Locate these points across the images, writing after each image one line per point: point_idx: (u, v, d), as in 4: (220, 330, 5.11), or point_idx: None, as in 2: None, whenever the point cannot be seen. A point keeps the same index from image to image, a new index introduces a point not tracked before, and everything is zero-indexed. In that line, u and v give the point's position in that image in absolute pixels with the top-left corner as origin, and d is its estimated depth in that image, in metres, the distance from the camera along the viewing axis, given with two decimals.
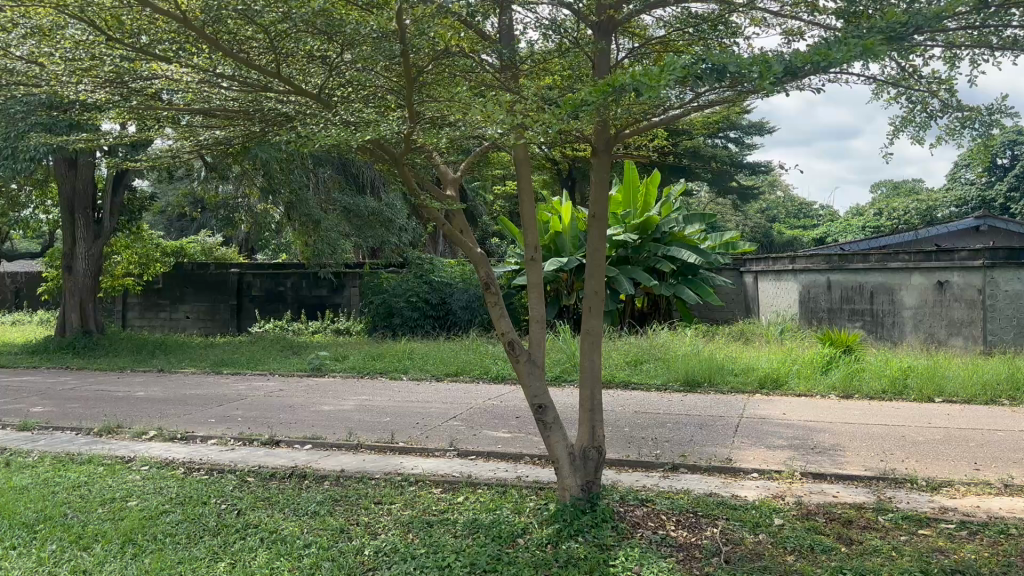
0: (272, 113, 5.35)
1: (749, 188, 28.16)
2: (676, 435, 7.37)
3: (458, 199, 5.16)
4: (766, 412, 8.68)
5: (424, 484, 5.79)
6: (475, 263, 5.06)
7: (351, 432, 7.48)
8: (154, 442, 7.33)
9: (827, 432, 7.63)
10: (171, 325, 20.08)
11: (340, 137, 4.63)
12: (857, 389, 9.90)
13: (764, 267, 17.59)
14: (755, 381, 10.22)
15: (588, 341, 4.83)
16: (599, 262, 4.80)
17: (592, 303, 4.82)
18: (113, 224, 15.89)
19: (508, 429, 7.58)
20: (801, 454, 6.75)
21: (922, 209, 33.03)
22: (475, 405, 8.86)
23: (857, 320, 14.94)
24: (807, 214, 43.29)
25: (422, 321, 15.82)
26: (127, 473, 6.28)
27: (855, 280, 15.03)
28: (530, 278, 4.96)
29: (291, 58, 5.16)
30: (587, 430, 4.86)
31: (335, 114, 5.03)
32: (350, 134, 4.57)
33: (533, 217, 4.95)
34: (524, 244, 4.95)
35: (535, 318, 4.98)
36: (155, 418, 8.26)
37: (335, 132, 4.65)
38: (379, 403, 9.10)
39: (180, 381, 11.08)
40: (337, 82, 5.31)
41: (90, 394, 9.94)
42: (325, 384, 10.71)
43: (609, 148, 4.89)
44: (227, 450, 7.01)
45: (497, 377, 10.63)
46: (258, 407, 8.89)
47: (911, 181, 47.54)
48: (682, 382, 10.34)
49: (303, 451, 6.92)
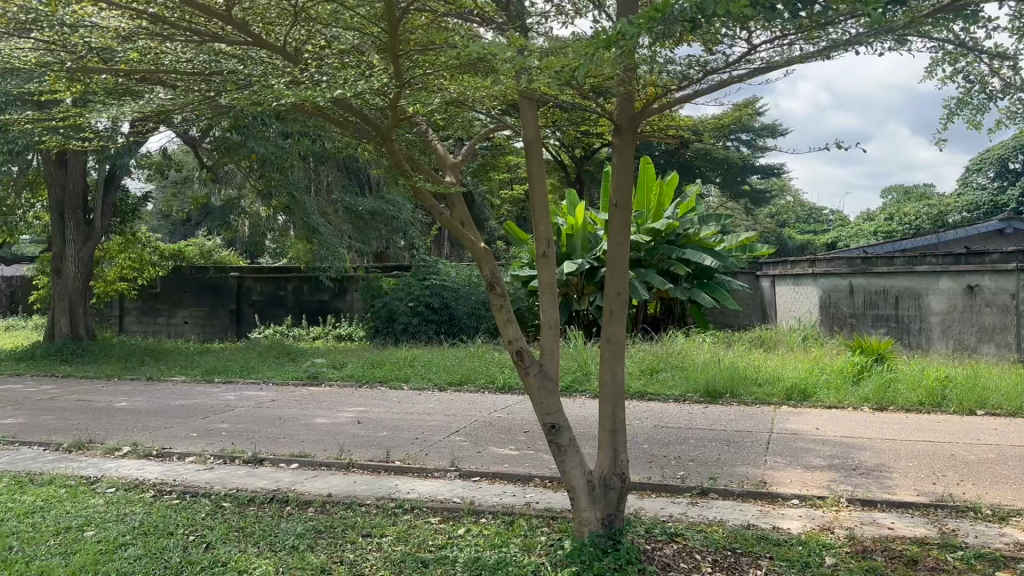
0: (232, 78, 4.67)
1: (761, 191, 27.42)
2: (702, 453, 6.66)
3: (458, 184, 4.50)
4: (797, 426, 7.98)
5: (421, 512, 5.09)
6: (478, 260, 4.39)
7: (344, 448, 6.80)
8: (127, 460, 6.66)
9: (869, 449, 6.91)
10: (169, 331, 19.45)
11: (307, 94, 3.95)
12: (891, 401, 9.18)
13: (782, 271, 16.90)
14: (781, 391, 9.50)
15: (609, 350, 4.14)
16: (621, 257, 4.10)
17: (614, 306, 4.11)
18: (106, 226, 15.13)
19: (516, 446, 6.88)
20: (843, 476, 6.04)
21: (934, 213, 32.31)
22: (480, 417, 8.16)
23: (881, 326, 14.16)
24: (817, 218, 42.37)
25: (424, 326, 15.12)
26: (89, 496, 5.60)
27: (879, 283, 14.25)
28: (541, 278, 4.28)
29: (254, 8, 4.76)
30: (608, 454, 4.17)
31: (306, 72, 4.42)
32: (314, 92, 3.93)
33: (545, 205, 4.26)
34: (535, 238, 4.26)
35: (548, 323, 4.30)
36: (132, 432, 7.60)
37: (296, 90, 4.00)
38: (377, 415, 8.42)
39: (167, 391, 10.42)
40: (307, 33, 4.83)
41: (69, 404, 9.27)
42: (321, 393, 10.03)
43: (633, 126, 4.20)
44: (205, 470, 6.33)
45: (505, 386, 9.93)
46: (246, 420, 8.21)
47: (922, 185, 46.77)
48: (702, 393, 9.64)
49: (289, 471, 6.24)
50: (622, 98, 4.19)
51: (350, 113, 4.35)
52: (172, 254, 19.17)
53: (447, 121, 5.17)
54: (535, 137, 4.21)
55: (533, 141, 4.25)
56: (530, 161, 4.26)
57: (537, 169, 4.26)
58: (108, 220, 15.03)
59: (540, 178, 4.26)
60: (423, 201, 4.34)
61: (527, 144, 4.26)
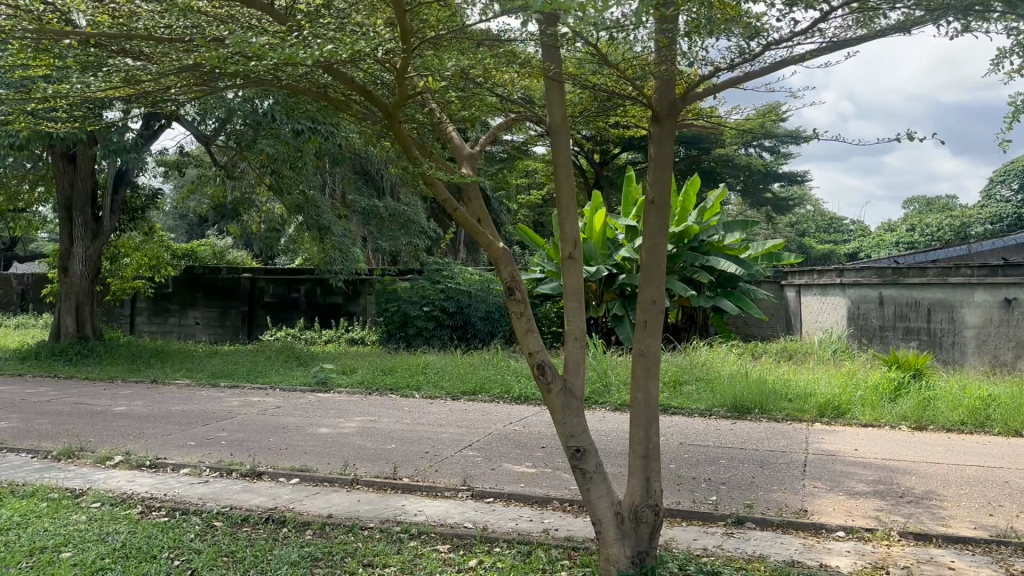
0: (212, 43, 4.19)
1: (784, 199, 26.79)
2: (733, 476, 6.17)
3: (475, 176, 4.08)
4: (833, 446, 7.46)
5: (428, 539, 4.62)
6: (495, 260, 3.94)
7: (349, 462, 6.36)
8: (118, 470, 6.24)
9: (914, 474, 6.38)
10: (181, 332, 19.11)
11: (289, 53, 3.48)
12: (931, 420, 8.63)
13: (808, 280, 16.34)
14: (814, 407, 8.98)
15: (641, 366, 3.67)
16: (658, 260, 3.64)
17: (648, 316, 3.64)
18: (114, 223, 14.85)
19: (533, 463, 6.41)
20: (891, 505, 5.52)
21: (956, 225, 31.48)
22: (496, 430, 7.69)
23: (912, 339, 13.55)
24: (837, 228, 41.53)
25: (438, 331, 14.67)
26: (71, 512, 5.16)
27: (910, 295, 13.65)
28: (567, 283, 3.82)
29: None
30: (639, 484, 3.70)
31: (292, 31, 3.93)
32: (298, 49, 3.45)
33: (573, 201, 3.79)
34: (560, 238, 3.81)
35: (574, 333, 3.84)
36: (127, 440, 7.19)
37: (277, 48, 3.52)
38: (385, 425, 7.96)
39: (169, 395, 10.02)
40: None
41: (66, 408, 8.88)
42: (329, 401, 9.59)
43: (674, 114, 3.70)
44: (199, 484, 5.90)
45: (521, 396, 9.46)
46: (248, 428, 7.78)
47: (945, 197, 45.87)
48: (729, 407, 9.13)
49: (288, 487, 5.79)
50: (662, 82, 3.72)
51: (353, 89, 3.94)
52: (183, 254, 18.82)
53: (465, 106, 4.72)
54: (561, 123, 3.76)
55: (560, 128, 3.80)
56: (555, 151, 3.81)
57: (563, 159, 3.79)
58: (116, 216, 14.78)
59: (568, 169, 3.80)
60: (434, 193, 3.93)
61: (552, 131, 3.80)
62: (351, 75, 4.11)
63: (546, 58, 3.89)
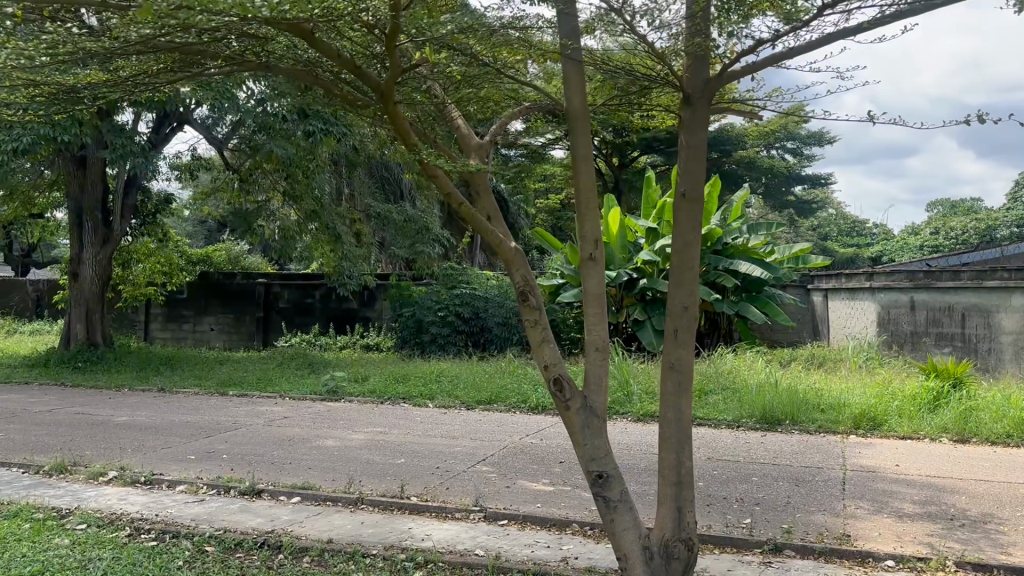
0: None
1: (807, 202, 26.22)
2: (767, 496, 5.74)
3: (484, 167, 3.69)
4: (873, 461, 6.98)
5: (436, 568, 4.22)
6: (507, 262, 3.54)
7: (354, 479, 5.96)
8: (110, 487, 5.89)
9: (963, 494, 5.90)
10: (195, 338, 18.86)
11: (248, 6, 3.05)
12: (975, 432, 8.10)
13: (836, 285, 15.85)
14: (848, 419, 8.48)
15: (672, 380, 3.25)
16: (689, 262, 3.22)
17: (679, 324, 3.22)
18: (125, 228, 14.60)
19: (550, 480, 5.98)
20: (945, 530, 5.06)
21: (982, 227, 30.78)
22: (512, 443, 7.27)
23: (945, 345, 12.94)
24: (860, 232, 40.70)
25: (453, 337, 14.27)
26: (54, 535, 4.80)
27: (943, 300, 13.06)
28: (586, 288, 3.40)
29: None
30: (670, 515, 3.27)
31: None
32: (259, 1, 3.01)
33: (592, 195, 3.38)
34: (579, 238, 3.40)
35: (595, 344, 3.41)
36: (124, 453, 6.85)
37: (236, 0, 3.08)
38: (395, 438, 7.58)
39: (175, 404, 9.69)
40: None
41: (66, 418, 8.56)
42: (339, 411, 9.23)
43: (708, 95, 3.27)
44: (194, 503, 5.52)
45: (538, 406, 9.04)
46: (251, 441, 7.41)
47: (969, 199, 44.98)
48: (759, 418, 8.65)
49: (289, 507, 5.41)
50: (694, 60, 3.29)
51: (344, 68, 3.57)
52: (197, 259, 18.57)
53: (475, 91, 4.33)
54: (579, 109, 3.37)
55: (579, 114, 3.40)
56: (572, 138, 3.41)
57: (582, 149, 3.39)
58: (127, 221, 14.57)
59: (587, 159, 3.40)
60: (438, 186, 3.54)
61: (570, 116, 3.41)
62: (335, 43, 3.71)
63: (564, 31, 3.49)
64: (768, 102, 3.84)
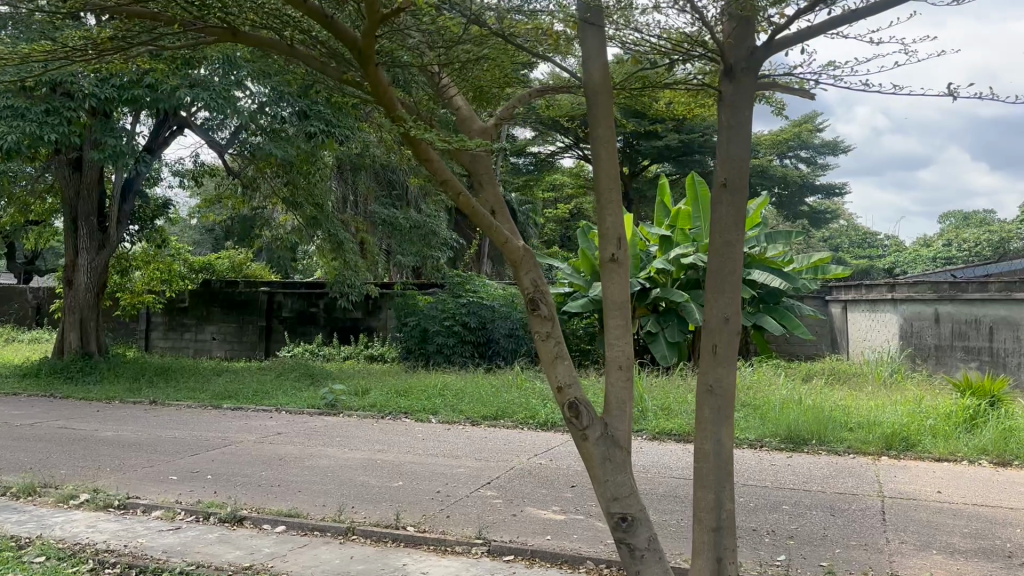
0: None
1: (822, 212, 25.64)
2: (802, 529, 5.19)
3: (487, 151, 3.20)
4: (911, 487, 6.42)
5: None
6: (514, 264, 3.04)
7: (345, 505, 5.44)
8: (81, 512, 5.40)
9: (1018, 526, 5.33)
10: (196, 347, 18.41)
11: None
12: (1017, 454, 7.52)
13: (856, 296, 15.29)
14: (879, 438, 7.92)
15: (711, 405, 2.73)
16: (732, 264, 2.72)
17: (719, 338, 2.71)
18: (121, 234, 14.14)
19: (560, 507, 5.44)
20: (1003, 569, 4.51)
21: (995, 239, 30.21)
22: (520, 464, 6.73)
23: (972, 360, 12.31)
24: (873, 243, 39.87)
25: (459, 348, 13.75)
26: (8, 568, 4.28)
27: (970, 312, 12.45)
28: (608, 294, 2.91)
29: None
30: (708, 567, 2.76)
31: None
32: None
33: (614, 183, 2.88)
34: (600, 236, 2.91)
35: (618, 361, 2.91)
36: (102, 474, 6.36)
37: None
38: (395, 457, 7.05)
39: (165, 418, 9.20)
40: None
41: (48, 434, 8.07)
42: (336, 426, 8.70)
43: (753, 66, 2.79)
44: (168, 532, 5.00)
45: (548, 422, 8.49)
46: (240, 460, 6.90)
47: (983, 211, 44.32)
48: (782, 438, 8.09)
49: (272, 537, 4.89)
50: (736, 25, 2.81)
51: (317, 21, 3.13)
52: (198, 267, 18.14)
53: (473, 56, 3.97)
54: (599, 82, 2.92)
55: (601, 89, 2.95)
56: (591, 118, 2.95)
57: (603, 128, 2.93)
58: (123, 227, 14.11)
59: (609, 139, 2.94)
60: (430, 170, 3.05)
61: (590, 91, 2.95)
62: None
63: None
64: (820, 79, 3.33)
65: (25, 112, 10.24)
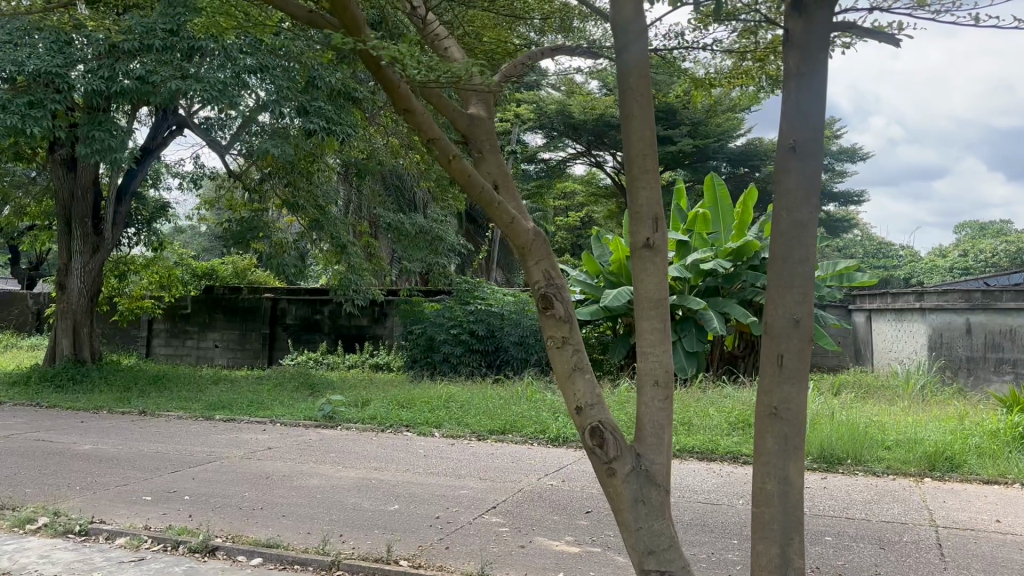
0: None
1: (840, 219, 24.95)
2: (850, 565, 4.55)
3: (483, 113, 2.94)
4: (966, 514, 5.76)
5: None
6: (522, 251, 2.65)
7: (333, 535, 4.82)
8: (35, 539, 4.80)
9: None
10: (198, 355, 17.86)
11: None
12: None
13: (880, 305, 14.63)
14: (920, 457, 7.27)
15: (778, 438, 2.23)
16: (802, 252, 2.22)
17: (788, 349, 2.20)
18: (116, 237, 13.65)
19: (575, 537, 4.82)
20: None
21: (1012, 250, 29.65)
22: (529, 485, 6.10)
23: (1006, 372, 11.58)
24: (888, 252, 38.98)
25: (466, 357, 13.17)
26: None
27: (1005, 322, 11.78)
28: (640, 289, 2.42)
29: None
30: None
31: None
32: None
33: (647, 147, 2.41)
34: (631, 216, 2.42)
35: (653, 375, 2.44)
36: (68, 493, 5.78)
37: None
38: (392, 476, 6.44)
39: (151, 430, 8.62)
40: None
41: (21, 447, 7.51)
42: (331, 440, 8.09)
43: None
44: (129, 564, 4.39)
45: (559, 437, 7.89)
46: (223, 479, 6.30)
47: (998, 221, 43.54)
48: (813, 457, 7.45)
49: (246, 572, 4.28)
50: None
51: None
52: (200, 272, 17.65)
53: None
54: (632, 22, 2.45)
55: (635, 31, 2.45)
56: (622, 67, 2.45)
57: (636, 79, 2.45)
58: (118, 229, 13.62)
59: (643, 91, 2.44)
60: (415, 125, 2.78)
61: (621, 32, 2.46)
62: None
63: None
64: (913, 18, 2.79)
65: (6, 104, 9.73)
